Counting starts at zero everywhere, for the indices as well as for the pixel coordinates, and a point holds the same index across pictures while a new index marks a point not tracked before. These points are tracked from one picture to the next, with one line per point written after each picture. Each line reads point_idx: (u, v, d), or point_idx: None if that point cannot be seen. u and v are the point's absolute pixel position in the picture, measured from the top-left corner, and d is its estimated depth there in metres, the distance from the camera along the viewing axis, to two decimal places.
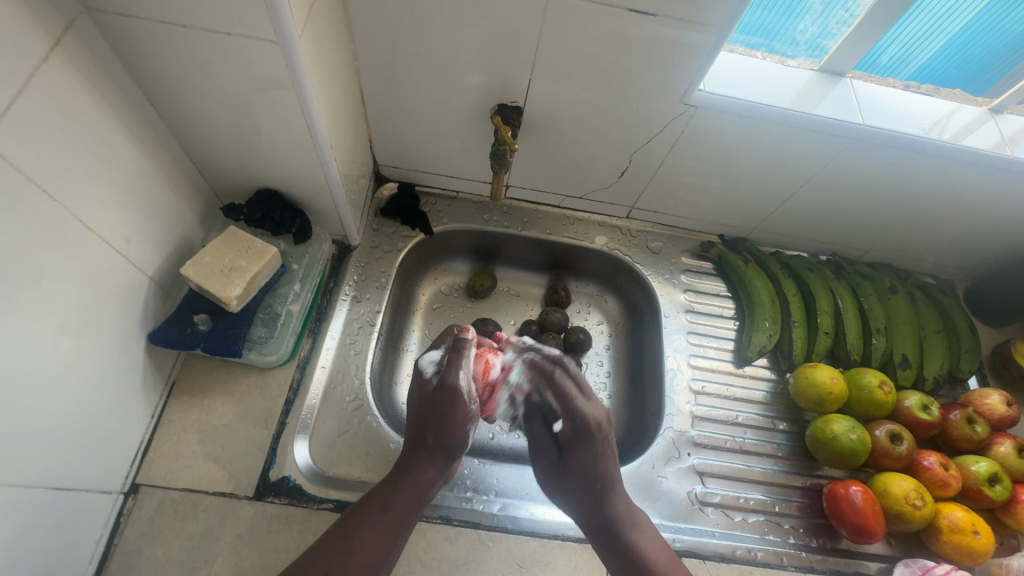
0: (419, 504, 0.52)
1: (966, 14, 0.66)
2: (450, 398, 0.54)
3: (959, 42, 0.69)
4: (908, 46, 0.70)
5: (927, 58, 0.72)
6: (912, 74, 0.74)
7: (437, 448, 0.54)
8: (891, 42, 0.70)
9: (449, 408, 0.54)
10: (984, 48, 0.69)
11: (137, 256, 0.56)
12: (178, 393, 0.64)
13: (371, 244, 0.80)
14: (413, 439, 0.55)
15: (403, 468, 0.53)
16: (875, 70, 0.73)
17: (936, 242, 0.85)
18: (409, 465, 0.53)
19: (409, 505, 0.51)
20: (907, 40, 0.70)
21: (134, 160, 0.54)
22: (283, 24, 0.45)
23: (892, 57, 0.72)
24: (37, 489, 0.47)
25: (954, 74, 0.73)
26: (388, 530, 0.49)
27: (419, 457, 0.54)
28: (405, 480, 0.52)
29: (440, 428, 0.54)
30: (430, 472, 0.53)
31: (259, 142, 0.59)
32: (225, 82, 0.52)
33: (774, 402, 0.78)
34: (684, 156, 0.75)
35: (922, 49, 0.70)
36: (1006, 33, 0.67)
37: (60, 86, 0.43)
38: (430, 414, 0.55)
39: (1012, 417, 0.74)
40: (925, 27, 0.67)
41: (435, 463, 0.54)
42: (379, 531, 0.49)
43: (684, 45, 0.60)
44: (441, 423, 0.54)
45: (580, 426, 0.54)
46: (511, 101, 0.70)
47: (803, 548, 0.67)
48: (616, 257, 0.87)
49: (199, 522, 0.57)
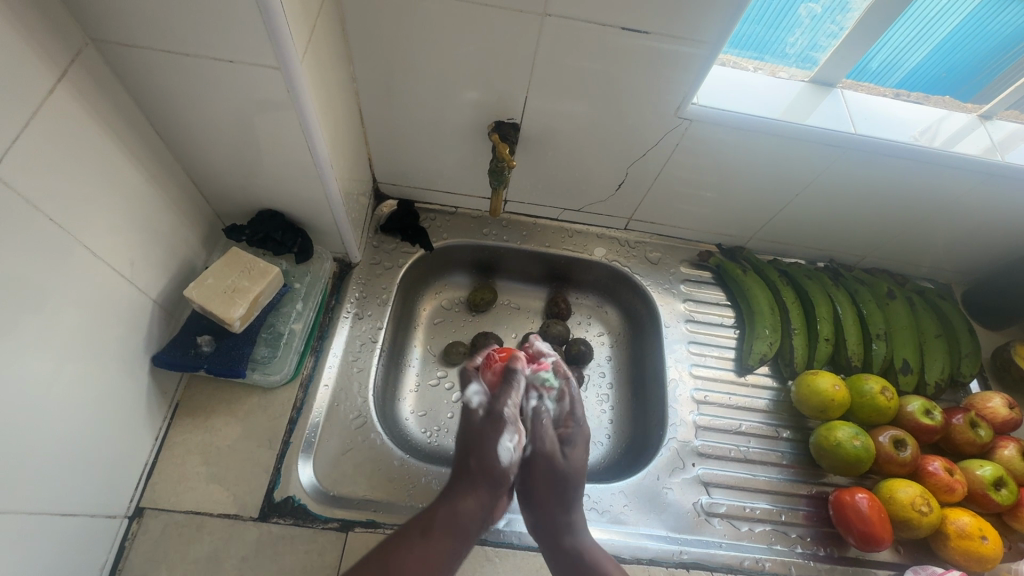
0: (460, 536, 0.55)
1: (953, 19, 0.67)
2: (495, 429, 0.60)
3: (947, 46, 0.70)
4: (898, 52, 0.71)
5: (916, 64, 0.72)
6: (899, 81, 0.75)
7: (481, 477, 0.58)
8: (881, 48, 0.70)
9: (492, 436, 0.60)
10: (971, 53, 0.70)
11: (141, 279, 0.56)
12: (181, 414, 0.64)
13: (371, 261, 0.80)
14: (458, 467, 0.60)
15: (445, 497, 0.57)
16: (865, 76, 0.74)
17: (932, 246, 0.85)
18: (452, 495, 0.57)
19: (450, 533, 0.54)
20: (896, 46, 0.70)
21: (138, 185, 0.54)
22: (284, 49, 0.46)
23: (882, 63, 0.73)
24: (42, 515, 0.47)
25: (944, 78, 0.74)
26: (426, 556, 0.52)
27: (462, 486, 0.58)
28: (447, 508, 0.56)
29: (485, 456, 0.59)
30: (472, 502, 0.57)
31: (261, 165, 0.60)
32: (228, 108, 0.53)
33: (777, 410, 0.78)
34: (681, 168, 0.76)
35: (911, 54, 0.71)
36: (993, 38, 0.68)
37: (67, 115, 0.44)
38: (479, 439, 0.61)
39: (1015, 420, 0.74)
40: (913, 32, 0.68)
41: (479, 493, 0.58)
42: (419, 557, 0.51)
43: (677, 60, 0.61)
44: (488, 450, 0.59)
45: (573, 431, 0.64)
46: (509, 117, 0.71)
47: (810, 558, 0.67)
48: (615, 268, 0.88)
49: (205, 545, 0.57)
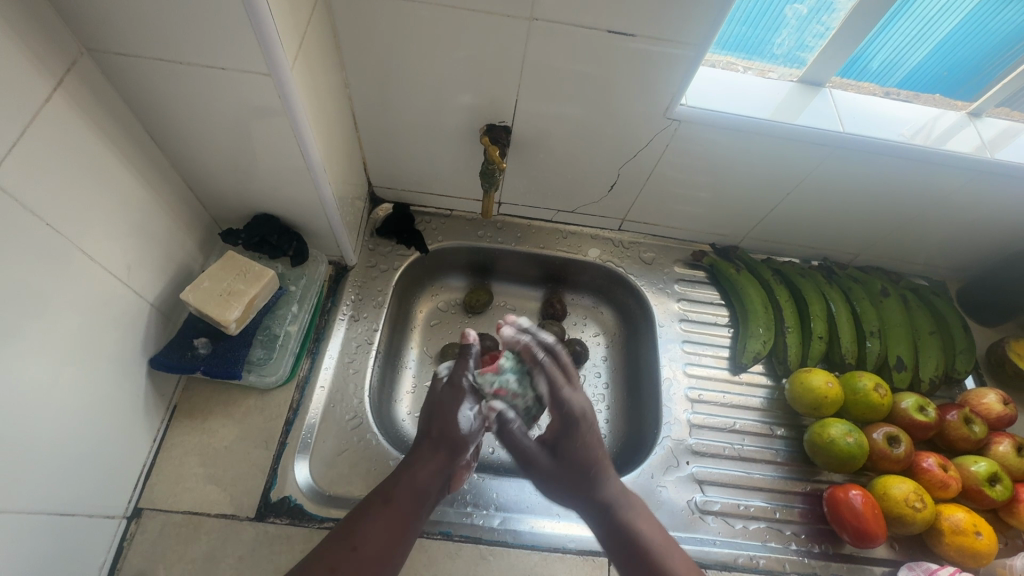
0: (421, 499, 0.52)
1: (953, 18, 0.67)
2: (455, 399, 0.58)
3: (947, 46, 0.70)
4: (898, 51, 0.72)
5: (916, 64, 0.73)
6: (900, 81, 0.75)
7: (440, 440, 0.56)
8: (880, 48, 0.71)
9: (451, 406, 0.58)
10: (972, 52, 0.70)
11: (138, 283, 0.57)
12: (179, 416, 0.65)
13: (367, 264, 0.81)
14: (423, 436, 0.57)
15: (405, 464, 0.54)
16: (865, 76, 0.75)
17: (926, 244, 0.86)
18: (409, 461, 0.54)
19: (411, 498, 0.51)
20: (895, 45, 0.71)
21: (134, 191, 0.55)
22: (274, 56, 0.47)
23: (882, 62, 0.73)
24: (42, 514, 0.47)
25: (945, 77, 0.74)
26: (390, 521, 0.49)
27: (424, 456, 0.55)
28: (408, 475, 0.53)
29: (446, 424, 0.56)
30: (430, 467, 0.54)
31: (256, 170, 0.61)
32: (222, 114, 0.54)
33: (771, 408, 0.79)
34: (672, 168, 0.76)
35: (911, 54, 0.72)
36: (994, 36, 0.68)
37: (64, 123, 0.45)
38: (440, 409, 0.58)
39: (1010, 416, 0.74)
40: (912, 32, 0.69)
41: (435, 460, 0.54)
42: (383, 525, 0.49)
43: (665, 61, 0.62)
44: (448, 419, 0.57)
45: (565, 406, 0.58)
46: (500, 120, 0.72)
47: (805, 555, 0.67)
48: (609, 268, 0.88)
49: (202, 545, 0.57)
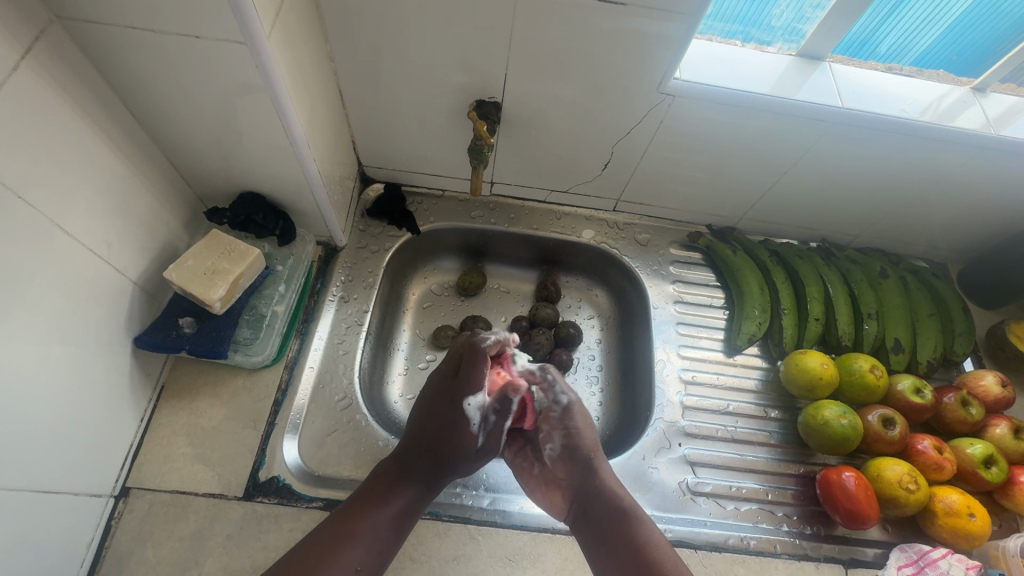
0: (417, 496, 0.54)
1: (962, 3, 0.65)
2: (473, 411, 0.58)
3: (957, 28, 0.68)
4: (908, 34, 0.70)
5: (927, 45, 0.71)
6: (913, 60, 0.73)
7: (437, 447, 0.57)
8: (888, 31, 0.70)
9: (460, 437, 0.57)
10: (985, 32, 0.68)
11: (120, 261, 0.56)
12: (167, 397, 0.64)
13: (357, 245, 0.80)
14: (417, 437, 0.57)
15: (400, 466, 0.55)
16: (875, 59, 0.73)
17: (927, 225, 0.84)
18: (406, 461, 0.56)
19: (407, 496, 0.54)
20: (904, 28, 0.69)
21: (113, 167, 0.54)
22: (250, 23, 0.45)
23: (891, 46, 0.72)
24: (27, 492, 0.47)
25: (955, 59, 0.72)
26: (394, 518, 0.52)
27: (421, 469, 0.55)
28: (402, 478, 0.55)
29: (452, 433, 0.57)
30: (426, 467, 0.56)
31: (240, 147, 0.60)
32: (200, 88, 0.52)
33: (766, 390, 0.78)
34: (668, 147, 0.75)
35: (922, 36, 0.70)
36: (1007, 18, 0.66)
37: (34, 95, 0.44)
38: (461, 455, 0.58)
39: (1008, 399, 0.73)
40: (921, 17, 0.67)
41: (429, 459, 0.56)
42: (384, 522, 0.51)
43: (659, 34, 0.60)
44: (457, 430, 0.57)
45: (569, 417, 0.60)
46: (490, 96, 0.70)
47: (796, 536, 0.67)
48: (603, 250, 0.87)
49: (190, 524, 0.57)
